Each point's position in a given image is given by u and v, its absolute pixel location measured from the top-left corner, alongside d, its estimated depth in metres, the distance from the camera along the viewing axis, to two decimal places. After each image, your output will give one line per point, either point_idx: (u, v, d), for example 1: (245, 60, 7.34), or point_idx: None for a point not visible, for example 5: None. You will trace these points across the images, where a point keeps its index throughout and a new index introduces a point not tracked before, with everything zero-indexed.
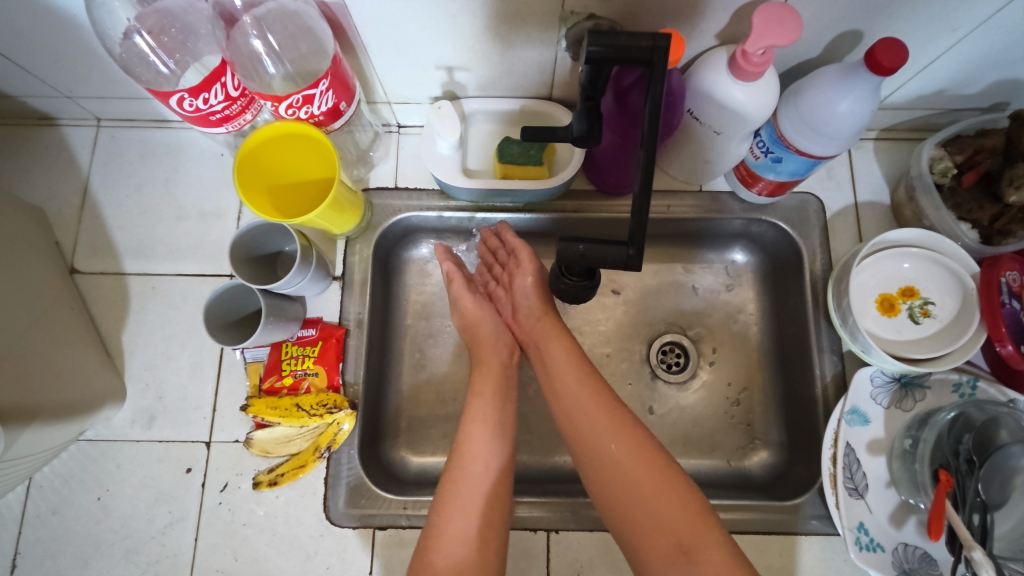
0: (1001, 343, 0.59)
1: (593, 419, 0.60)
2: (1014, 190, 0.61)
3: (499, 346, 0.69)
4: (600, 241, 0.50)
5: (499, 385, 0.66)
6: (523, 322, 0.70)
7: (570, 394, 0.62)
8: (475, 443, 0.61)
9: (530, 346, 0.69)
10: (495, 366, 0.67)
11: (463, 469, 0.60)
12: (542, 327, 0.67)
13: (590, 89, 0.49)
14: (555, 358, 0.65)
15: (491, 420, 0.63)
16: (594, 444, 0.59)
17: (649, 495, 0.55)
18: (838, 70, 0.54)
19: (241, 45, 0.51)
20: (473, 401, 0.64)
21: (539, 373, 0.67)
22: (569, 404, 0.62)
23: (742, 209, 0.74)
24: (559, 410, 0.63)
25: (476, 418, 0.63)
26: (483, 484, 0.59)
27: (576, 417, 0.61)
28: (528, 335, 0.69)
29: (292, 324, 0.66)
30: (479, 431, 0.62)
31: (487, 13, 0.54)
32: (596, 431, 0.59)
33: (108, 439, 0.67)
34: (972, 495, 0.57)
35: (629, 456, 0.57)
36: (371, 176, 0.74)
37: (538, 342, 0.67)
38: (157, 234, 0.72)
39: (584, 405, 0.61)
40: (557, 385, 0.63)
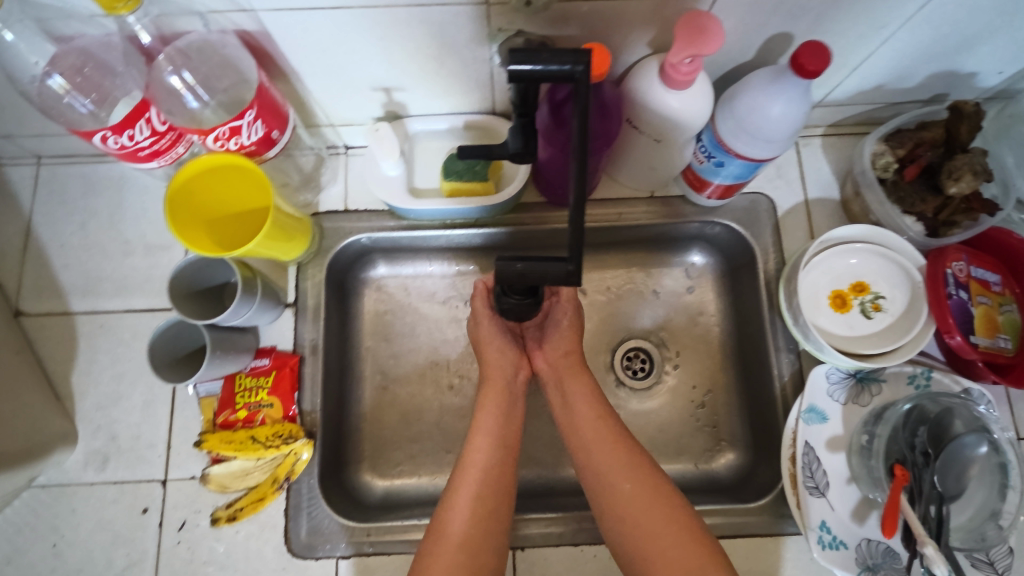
0: (949, 334, 0.60)
1: (610, 456, 0.59)
2: (952, 182, 0.61)
3: (507, 371, 0.66)
4: (538, 258, 0.48)
5: (500, 396, 0.64)
6: (544, 357, 0.67)
7: (589, 429, 0.61)
8: (474, 463, 0.60)
9: (547, 380, 0.67)
10: (499, 380, 0.65)
11: (463, 482, 0.59)
12: (566, 365, 0.66)
13: (522, 106, 0.48)
14: (574, 395, 0.64)
15: (496, 438, 0.61)
16: (609, 481, 0.58)
17: (661, 535, 0.55)
18: (768, 73, 0.54)
19: (160, 83, 0.52)
20: (478, 420, 0.63)
21: (554, 408, 0.65)
22: (590, 444, 0.61)
23: (695, 212, 0.74)
24: (575, 443, 0.62)
25: (479, 436, 0.61)
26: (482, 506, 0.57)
27: (596, 454, 0.60)
28: (548, 370, 0.67)
29: (243, 356, 0.65)
30: (480, 445, 0.61)
31: (416, 33, 0.54)
32: (612, 467, 0.59)
33: (60, 483, 0.65)
34: (928, 488, 0.56)
35: (645, 496, 0.57)
36: (320, 200, 0.73)
37: (559, 378, 0.66)
38: (103, 270, 0.70)
39: (600, 441, 0.60)
40: (573, 417, 0.63)
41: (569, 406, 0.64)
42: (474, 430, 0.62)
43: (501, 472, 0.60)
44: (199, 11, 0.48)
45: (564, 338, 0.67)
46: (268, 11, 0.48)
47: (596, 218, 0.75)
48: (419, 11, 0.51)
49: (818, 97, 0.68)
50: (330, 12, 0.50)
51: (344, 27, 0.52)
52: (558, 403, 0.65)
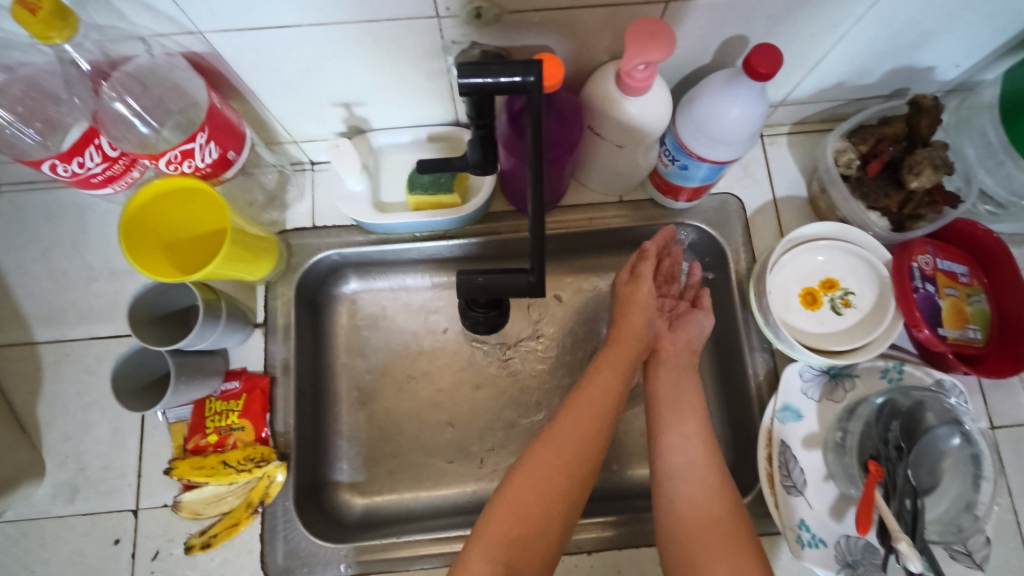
0: (917, 328, 0.61)
1: (703, 456, 0.59)
2: (913, 177, 0.62)
3: (637, 336, 0.64)
4: (500, 271, 0.48)
5: (624, 364, 0.62)
6: (672, 340, 0.66)
7: (690, 424, 0.61)
8: (576, 415, 0.59)
9: (668, 362, 0.65)
10: (627, 346, 0.64)
11: (559, 427, 0.58)
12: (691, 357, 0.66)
13: (478, 118, 0.46)
14: (686, 385, 0.64)
15: (603, 406, 0.60)
16: (690, 471, 0.58)
17: (721, 547, 0.53)
18: (723, 75, 0.54)
19: (106, 110, 0.51)
20: (588, 388, 0.60)
21: (662, 391, 0.64)
22: (688, 431, 0.61)
23: (664, 215, 0.74)
24: (673, 426, 0.61)
25: (585, 403, 0.59)
26: (569, 455, 0.56)
27: (688, 441, 0.60)
28: (674, 355, 0.66)
29: (213, 379, 0.64)
30: (582, 411, 0.59)
31: (372, 48, 0.53)
32: (702, 466, 0.58)
33: (29, 518, 0.64)
34: (901, 482, 0.56)
35: (719, 490, 0.57)
36: (287, 218, 0.72)
37: (682, 367, 0.65)
38: (67, 297, 0.69)
39: (695, 442, 0.60)
40: (681, 409, 0.62)
41: (678, 395, 0.63)
42: (580, 398, 0.60)
43: (596, 438, 0.58)
44: (142, 34, 0.48)
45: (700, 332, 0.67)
46: (215, 32, 0.48)
47: (566, 224, 0.74)
48: (372, 26, 0.50)
49: (780, 96, 0.68)
50: (281, 31, 0.49)
51: (298, 44, 0.51)
52: (668, 387, 0.63)
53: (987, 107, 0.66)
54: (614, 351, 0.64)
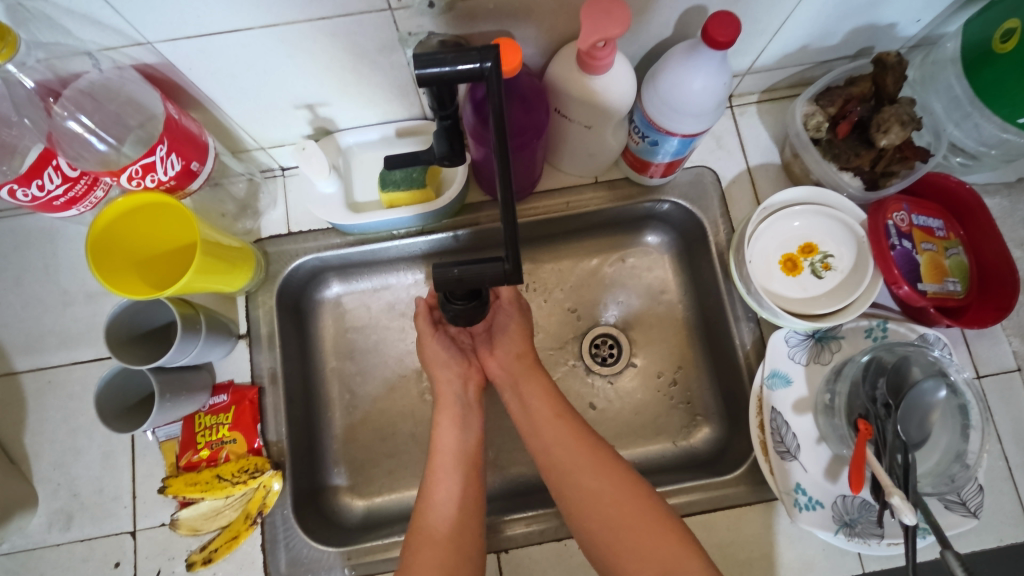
0: (897, 285, 0.62)
1: (576, 457, 0.60)
2: (881, 135, 0.62)
3: (457, 388, 0.68)
4: (474, 261, 0.48)
5: (456, 414, 0.66)
6: (496, 362, 0.69)
7: (550, 430, 0.62)
8: (439, 482, 0.61)
9: (502, 385, 0.68)
10: (450, 397, 0.67)
11: (430, 504, 0.60)
12: (520, 368, 0.68)
13: (440, 109, 0.45)
14: (533, 393, 0.66)
15: (455, 455, 0.63)
16: (575, 482, 0.59)
17: (632, 523, 0.55)
18: (684, 46, 0.54)
19: (60, 130, 0.50)
20: (439, 452, 0.63)
21: (515, 415, 0.66)
22: (548, 440, 0.62)
23: (642, 192, 0.73)
24: (536, 445, 0.63)
25: (442, 468, 0.62)
26: (448, 518, 0.58)
27: (557, 452, 0.61)
28: (502, 375, 0.69)
29: (199, 394, 0.64)
30: (442, 476, 0.61)
31: (325, 48, 0.52)
32: (574, 465, 0.60)
33: (26, 549, 0.63)
34: (891, 438, 0.56)
35: (609, 490, 0.58)
36: (261, 226, 0.71)
37: (514, 381, 0.67)
38: (44, 324, 0.68)
39: (559, 439, 0.62)
40: (533, 421, 0.64)
41: (527, 412, 0.65)
42: (438, 464, 0.62)
43: (465, 497, 0.60)
44: (89, 49, 0.47)
45: (515, 341, 0.69)
46: (164, 42, 0.48)
47: (543, 210, 0.73)
48: (323, 24, 0.49)
49: (746, 64, 0.68)
50: (230, 36, 0.48)
51: (249, 49, 0.50)
52: (516, 408, 0.66)
53: (950, 61, 0.66)
54: (444, 402, 0.66)
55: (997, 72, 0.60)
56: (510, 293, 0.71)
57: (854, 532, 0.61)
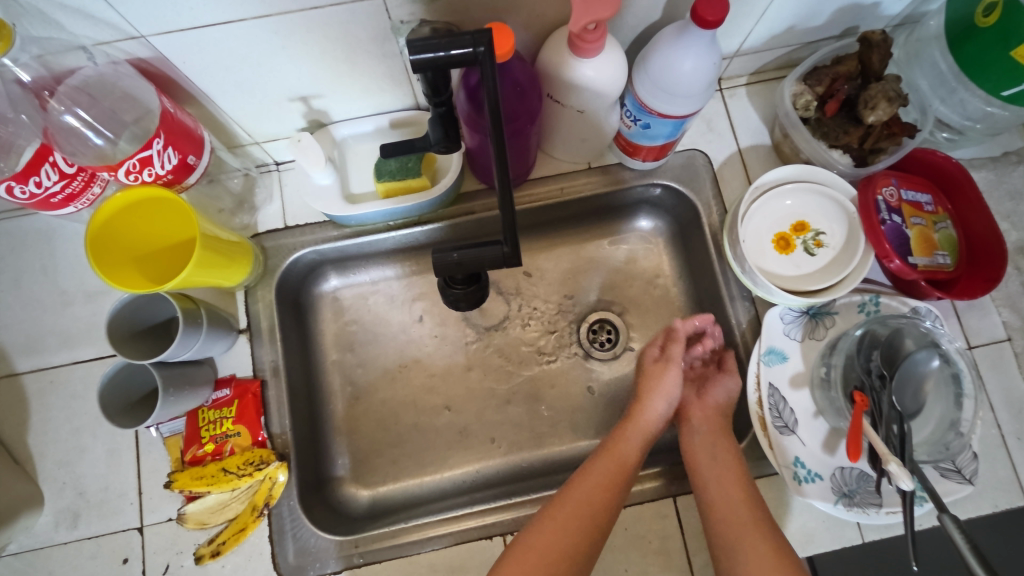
0: (888, 259, 0.62)
1: (750, 522, 0.58)
2: (869, 111, 0.63)
3: (658, 417, 0.67)
4: (474, 245, 0.48)
5: (641, 442, 0.65)
6: (701, 409, 0.68)
7: (732, 486, 0.60)
8: (590, 488, 0.60)
9: (698, 429, 0.67)
10: (648, 424, 0.66)
11: (572, 498, 0.60)
12: (718, 423, 0.66)
13: (435, 96, 0.46)
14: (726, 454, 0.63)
15: (613, 478, 0.61)
16: (737, 542, 0.57)
17: None
18: (674, 28, 0.54)
19: (56, 125, 0.50)
20: (570, 500, 0.60)
21: (694, 461, 0.64)
22: (724, 497, 0.60)
23: (636, 176, 0.74)
24: (703, 492, 0.61)
25: (590, 498, 0.60)
26: (589, 513, 0.59)
27: (729, 513, 0.59)
28: (703, 423, 0.67)
29: (202, 389, 0.64)
30: (595, 483, 0.61)
31: (319, 38, 0.53)
32: (745, 535, 0.57)
33: (33, 548, 0.63)
34: (886, 408, 0.57)
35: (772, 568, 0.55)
36: (259, 221, 0.71)
37: (706, 435, 0.66)
38: (44, 324, 0.68)
39: (739, 511, 0.59)
40: (722, 480, 0.61)
41: (719, 474, 0.61)
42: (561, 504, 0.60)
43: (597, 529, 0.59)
44: (83, 44, 0.48)
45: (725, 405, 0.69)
46: (158, 36, 0.48)
47: (538, 196, 0.74)
48: (316, 13, 0.49)
49: (734, 46, 0.69)
50: (224, 27, 0.48)
51: (244, 40, 0.50)
52: (700, 455, 0.64)
53: (934, 38, 0.67)
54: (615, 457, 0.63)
55: (979, 45, 0.62)
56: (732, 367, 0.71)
57: (853, 502, 0.61)
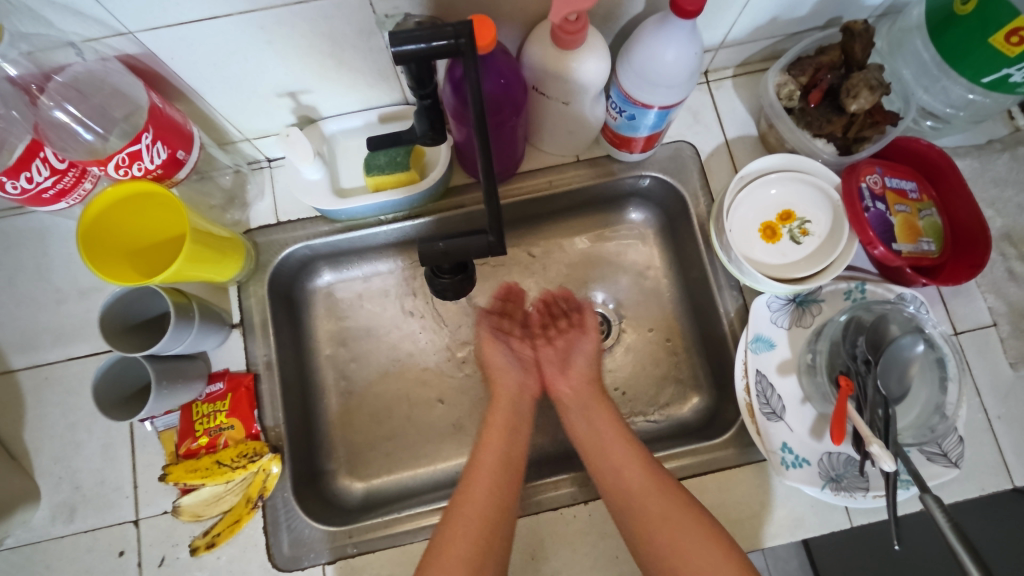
0: (872, 246, 0.63)
1: (636, 475, 0.61)
2: (851, 100, 0.64)
3: (518, 392, 0.70)
4: (459, 235, 0.49)
5: (507, 420, 0.67)
6: (569, 383, 0.71)
7: (619, 451, 0.63)
8: (480, 482, 0.61)
9: (569, 405, 0.70)
10: (507, 399, 0.69)
11: (468, 497, 0.60)
12: (591, 392, 0.70)
13: (420, 88, 0.46)
14: (599, 415, 0.67)
15: (502, 465, 0.63)
16: (634, 500, 0.59)
17: (690, 547, 0.56)
18: (656, 18, 0.55)
19: (47, 120, 0.51)
20: (467, 506, 0.59)
21: (577, 431, 0.67)
22: (615, 460, 0.62)
23: (625, 168, 0.75)
24: (598, 461, 0.63)
25: (483, 483, 0.61)
26: (491, 510, 0.59)
27: (626, 473, 0.61)
28: (571, 395, 0.70)
29: (196, 383, 0.65)
30: (489, 472, 0.62)
31: (304, 33, 0.53)
32: (638, 490, 0.60)
33: (30, 542, 0.64)
34: (872, 393, 0.58)
35: (672, 514, 0.58)
36: (250, 217, 0.72)
37: (584, 404, 0.69)
38: (39, 322, 0.69)
39: (628, 472, 0.61)
40: (600, 441, 0.64)
41: (600, 442, 0.64)
42: (462, 510, 0.59)
43: (499, 525, 0.58)
44: (72, 40, 0.49)
45: (588, 367, 0.72)
46: (145, 32, 0.49)
47: (527, 189, 0.74)
48: (302, 8, 0.50)
49: (718, 38, 0.69)
50: (207, 23, 0.49)
51: (228, 37, 0.51)
52: (578, 425, 0.67)
53: (915, 28, 0.68)
54: (491, 445, 0.64)
55: (960, 33, 0.62)
56: (593, 322, 0.75)
57: (840, 486, 0.62)
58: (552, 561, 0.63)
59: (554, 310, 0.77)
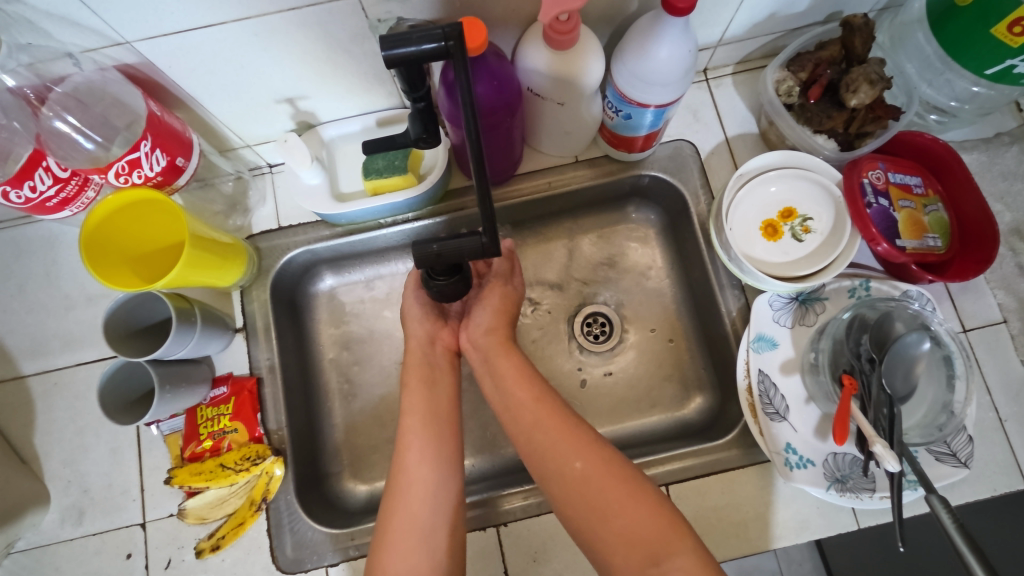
0: (875, 242, 0.62)
1: (548, 434, 0.59)
2: (851, 94, 0.63)
3: (425, 348, 0.68)
4: (453, 237, 0.49)
5: (431, 388, 0.65)
6: (469, 335, 0.69)
7: (527, 412, 0.61)
8: (414, 466, 0.59)
9: (474, 358, 0.68)
10: (418, 362, 0.67)
11: (408, 484, 0.58)
12: (490, 342, 0.67)
13: (414, 92, 0.46)
14: (505, 371, 0.64)
15: (428, 443, 0.60)
16: (558, 465, 0.57)
17: (617, 507, 0.53)
18: (649, 16, 0.55)
19: (48, 130, 0.53)
20: (408, 499, 0.57)
21: (489, 390, 0.65)
22: (529, 423, 0.60)
23: (624, 168, 0.74)
24: (514, 428, 0.61)
25: (415, 458, 0.59)
26: (429, 496, 0.57)
27: (540, 435, 0.59)
28: (473, 349, 0.68)
29: (200, 386, 0.66)
30: (420, 454, 0.60)
31: (298, 39, 0.54)
32: (557, 451, 0.58)
33: (41, 545, 0.65)
34: (876, 392, 0.57)
35: (594, 473, 0.55)
36: (252, 222, 0.72)
37: (484, 357, 0.66)
38: (48, 328, 0.70)
39: (543, 435, 0.59)
40: (509, 401, 0.62)
41: (509, 403, 0.62)
42: (405, 505, 0.57)
43: (442, 509, 0.57)
44: (70, 51, 0.50)
45: (487, 315, 0.68)
46: (141, 41, 0.50)
47: (527, 190, 0.74)
48: (294, 14, 0.51)
49: (716, 36, 0.69)
50: (202, 31, 0.50)
51: (223, 44, 0.52)
52: (489, 385, 0.65)
53: (917, 21, 0.66)
54: (411, 419, 0.62)
55: (961, 25, 0.61)
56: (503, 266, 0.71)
57: (846, 487, 0.61)
58: (554, 563, 0.63)
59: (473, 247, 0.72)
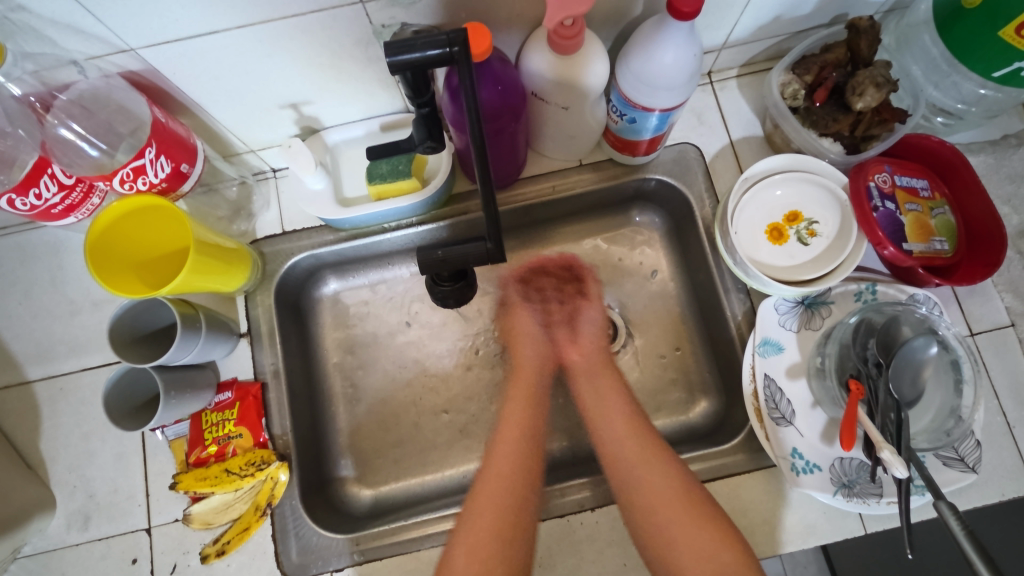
0: (881, 246, 0.61)
1: (632, 448, 0.63)
2: (857, 98, 0.62)
3: (537, 367, 0.73)
4: (457, 242, 0.49)
5: (530, 397, 0.69)
6: (580, 350, 0.74)
7: (616, 422, 0.66)
8: (495, 471, 0.63)
9: (579, 372, 0.73)
10: (530, 369, 0.73)
11: (484, 488, 0.62)
12: (598, 360, 0.73)
13: (417, 96, 0.46)
14: (605, 386, 0.69)
15: (513, 448, 0.64)
16: (632, 480, 0.61)
17: (686, 526, 0.57)
18: (653, 21, 0.54)
19: (53, 137, 0.53)
20: (482, 502, 0.61)
21: (586, 400, 0.69)
22: (619, 433, 0.65)
23: (629, 172, 0.74)
24: (600, 437, 0.66)
25: (502, 463, 0.63)
26: (507, 501, 0.60)
27: (626, 446, 0.64)
28: (582, 360, 0.73)
29: (204, 392, 0.66)
30: (507, 458, 0.64)
31: (304, 45, 0.54)
32: (639, 462, 0.62)
33: (47, 550, 0.65)
34: (883, 397, 0.56)
35: (667, 490, 0.60)
36: (257, 227, 0.73)
37: (591, 368, 0.72)
38: (54, 334, 0.71)
39: (626, 446, 0.64)
40: (604, 408, 0.67)
41: (602, 413, 0.67)
42: (482, 508, 0.60)
43: (515, 513, 0.60)
44: (75, 58, 0.50)
45: (598, 333, 0.75)
46: (146, 48, 0.50)
47: (531, 194, 0.74)
48: (298, 21, 0.51)
49: (719, 39, 0.69)
50: (209, 38, 0.50)
51: (230, 51, 0.52)
52: (586, 394, 0.70)
53: (923, 23, 0.66)
54: (510, 425, 0.66)
55: (967, 27, 0.61)
56: (596, 291, 0.77)
57: (852, 492, 0.61)
58: (561, 569, 0.63)
59: (568, 274, 0.78)
